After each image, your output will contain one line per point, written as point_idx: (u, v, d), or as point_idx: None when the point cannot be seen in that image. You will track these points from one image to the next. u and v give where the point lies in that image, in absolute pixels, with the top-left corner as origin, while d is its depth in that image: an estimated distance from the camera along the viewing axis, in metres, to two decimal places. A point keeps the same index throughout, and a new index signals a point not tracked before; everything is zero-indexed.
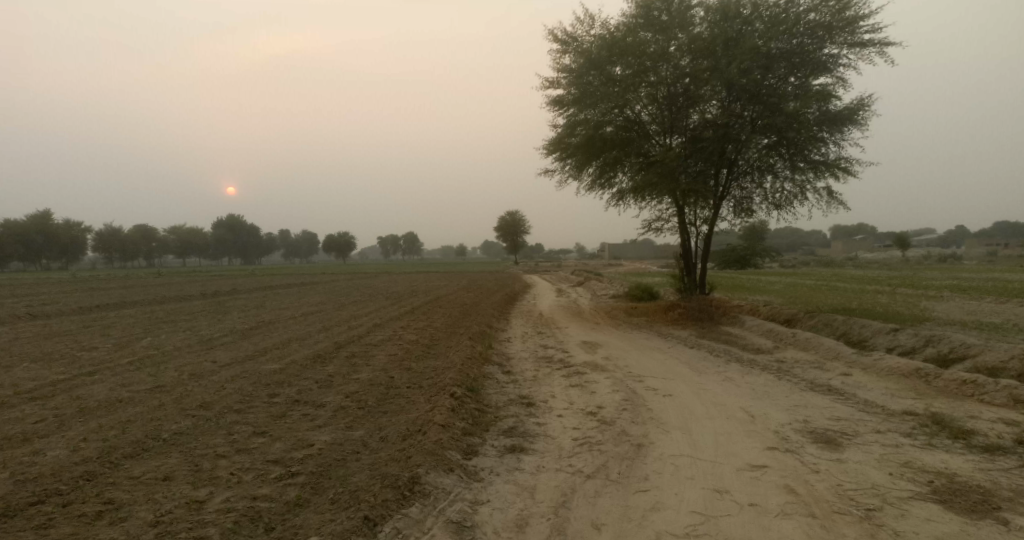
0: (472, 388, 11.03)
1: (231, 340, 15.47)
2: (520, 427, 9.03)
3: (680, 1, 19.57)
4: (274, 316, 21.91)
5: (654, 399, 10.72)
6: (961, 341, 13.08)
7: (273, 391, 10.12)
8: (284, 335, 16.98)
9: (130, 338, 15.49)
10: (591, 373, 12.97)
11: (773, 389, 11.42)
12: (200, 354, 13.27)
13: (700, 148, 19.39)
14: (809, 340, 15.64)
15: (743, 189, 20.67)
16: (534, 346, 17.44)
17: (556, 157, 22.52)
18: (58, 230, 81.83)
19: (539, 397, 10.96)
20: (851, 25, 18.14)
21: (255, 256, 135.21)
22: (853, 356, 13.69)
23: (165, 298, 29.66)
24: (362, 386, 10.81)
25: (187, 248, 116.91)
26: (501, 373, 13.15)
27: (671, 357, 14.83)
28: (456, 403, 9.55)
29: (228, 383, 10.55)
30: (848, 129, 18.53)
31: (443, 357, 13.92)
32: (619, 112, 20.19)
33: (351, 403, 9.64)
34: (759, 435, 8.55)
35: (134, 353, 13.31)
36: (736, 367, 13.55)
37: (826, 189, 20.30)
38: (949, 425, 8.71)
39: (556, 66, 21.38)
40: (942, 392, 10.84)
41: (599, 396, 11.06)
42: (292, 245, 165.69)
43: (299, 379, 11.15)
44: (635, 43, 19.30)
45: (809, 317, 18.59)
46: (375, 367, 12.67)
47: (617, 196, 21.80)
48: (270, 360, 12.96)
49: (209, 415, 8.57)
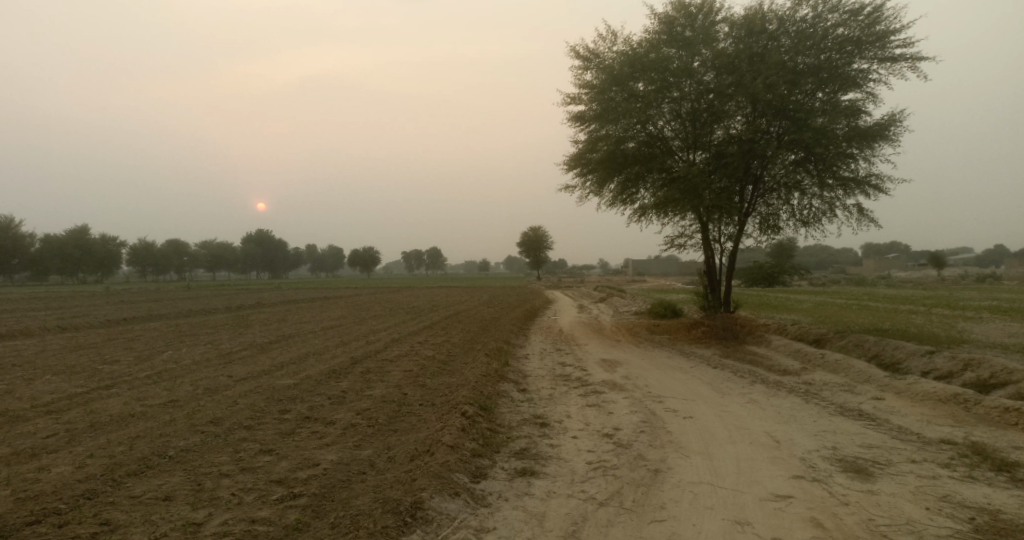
0: (485, 407, 10.75)
1: (250, 354, 15.37)
2: (532, 449, 8.72)
3: (704, 17, 19.32)
4: (295, 330, 21.84)
5: (674, 422, 10.33)
6: (1001, 365, 12.50)
7: (284, 407, 9.93)
8: (303, 349, 16.84)
9: (151, 352, 15.48)
10: (609, 393, 12.62)
11: (799, 413, 10.97)
12: (218, 369, 13.17)
13: (724, 164, 18.98)
14: (839, 362, 15.12)
15: (769, 206, 20.23)
16: (553, 363, 17.13)
17: (577, 173, 22.23)
18: (94, 244, 83.65)
19: (554, 417, 10.64)
20: (882, 39, 17.68)
21: (284, 270, 136.86)
22: (885, 379, 13.17)
23: (191, 311, 29.88)
24: (374, 403, 10.56)
25: (217, 262, 118.61)
26: (517, 391, 12.85)
27: (694, 377, 14.42)
28: (467, 423, 9.27)
29: (240, 398, 10.38)
30: (879, 145, 18.01)
31: (458, 374, 13.68)
32: (641, 127, 19.90)
33: (362, 420, 9.41)
34: (784, 462, 8.13)
35: (152, 366, 13.25)
36: (761, 389, 13.08)
37: (856, 206, 19.77)
38: (991, 456, 8.21)
39: (578, 81, 21.19)
40: (982, 420, 10.31)
41: (616, 417, 10.71)
42: (320, 259, 167.33)
43: (312, 395, 10.95)
44: (658, 59, 19.14)
45: (839, 337, 18.04)
46: (390, 383, 12.43)
47: (639, 212, 21.48)
48: (286, 375, 12.80)
49: (217, 431, 8.38)
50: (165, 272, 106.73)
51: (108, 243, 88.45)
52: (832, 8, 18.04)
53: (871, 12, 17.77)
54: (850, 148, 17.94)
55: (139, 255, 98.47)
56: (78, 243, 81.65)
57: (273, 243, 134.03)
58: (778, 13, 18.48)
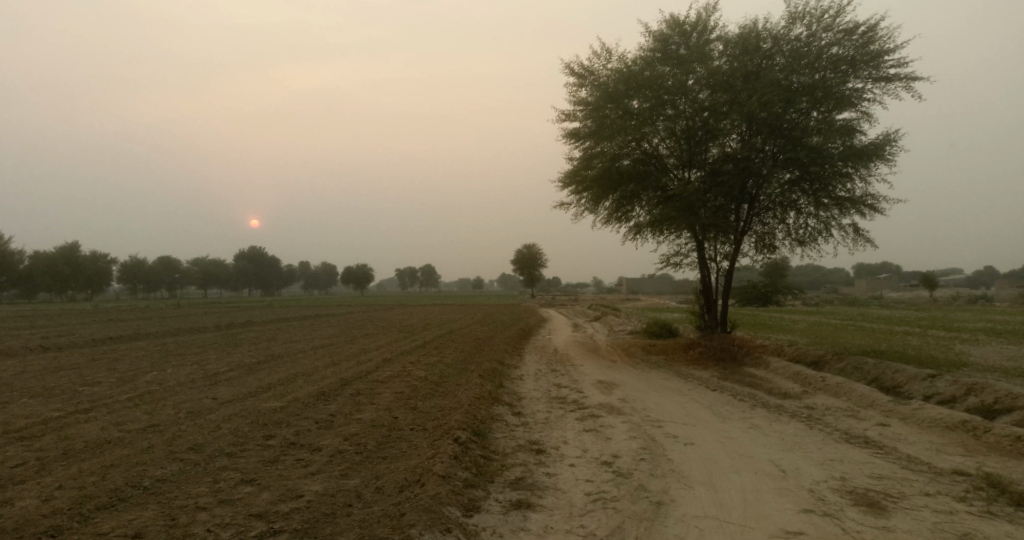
0: (478, 432, 10.35)
1: (237, 375, 14.95)
2: (528, 479, 8.32)
3: (699, 36, 19.23)
4: (284, 350, 21.36)
5: (675, 449, 9.96)
6: (1006, 390, 12.20)
7: (270, 432, 9.52)
8: (291, 369, 16.42)
9: (134, 373, 14.99)
10: (606, 417, 12.24)
11: (803, 439, 10.60)
12: (202, 390, 12.73)
13: (720, 183, 18.75)
14: (840, 385, 14.78)
15: (765, 224, 20.02)
16: (548, 384, 16.75)
17: (572, 191, 21.98)
18: (84, 261, 82.90)
19: (550, 443, 10.25)
20: (876, 59, 17.55)
21: (276, 287, 136.18)
22: (888, 404, 12.83)
23: (179, 329, 29.37)
24: (363, 427, 10.16)
25: (208, 280, 117.89)
26: (511, 414, 12.45)
27: (692, 400, 14.04)
28: (459, 450, 8.87)
29: (224, 423, 9.95)
30: (875, 164, 17.78)
31: (450, 395, 13.29)
32: (636, 145, 19.62)
33: (350, 447, 8.99)
34: (793, 495, 7.77)
35: (135, 388, 12.79)
36: (762, 414, 12.71)
37: (852, 226, 19.58)
38: (1007, 490, 7.88)
39: (573, 99, 21.02)
40: (992, 448, 9.98)
41: (614, 443, 10.33)
42: (312, 276, 166.56)
43: (299, 419, 10.52)
44: (653, 77, 19.00)
45: (838, 359, 17.71)
46: (379, 406, 12.02)
47: (635, 230, 21.26)
48: (273, 397, 12.38)
49: (197, 459, 7.95)
50: (156, 290, 105.84)
51: (99, 260, 87.87)
52: (827, 27, 17.95)
53: (865, 31, 17.66)
54: (846, 168, 17.74)
55: (129, 270, 97.54)
56: (68, 259, 80.99)
57: (265, 260, 133.36)
58: (773, 32, 18.42)
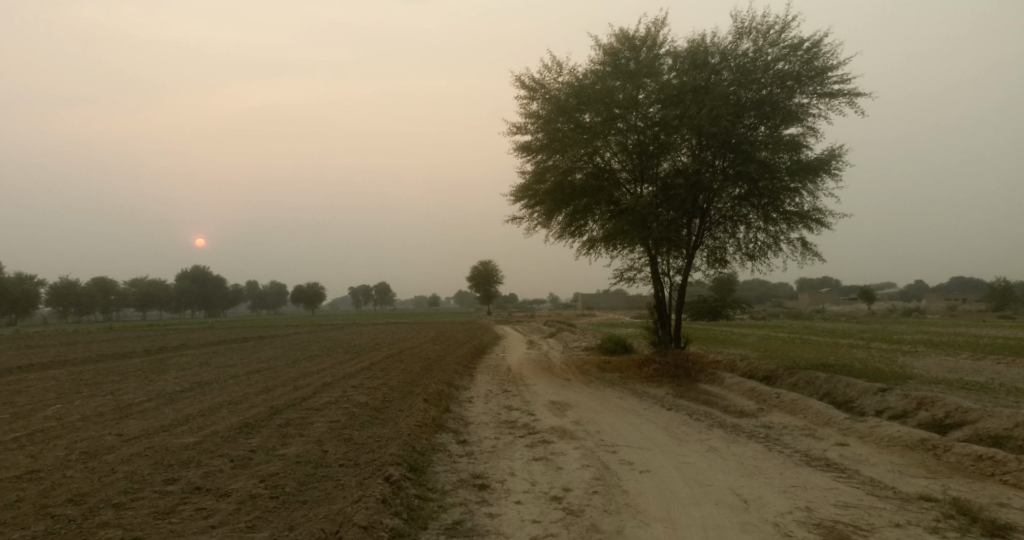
0: (416, 466, 9.39)
1: (153, 406, 13.59)
2: (467, 522, 7.42)
3: (648, 51, 18.77)
4: (215, 375, 19.91)
5: (629, 478, 9.17)
6: (957, 404, 11.85)
7: (172, 475, 8.35)
8: (217, 398, 15.10)
9: (35, 407, 13.46)
10: (557, 443, 11.41)
11: (764, 463, 9.94)
12: (109, 426, 11.42)
13: (672, 196, 18.21)
14: (796, 402, 14.27)
15: (716, 239, 19.66)
16: (497, 406, 15.83)
17: (524, 204, 21.27)
18: (9, 284, 78.14)
19: (496, 477, 9.34)
20: (820, 75, 17.41)
21: (221, 308, 131.65)
22: (845, 422, 12.33)
23: (103, 355, 27.37)
24: (284, 466, 9.07)
25: (147, 303, 112.95)
26: (454, 443, 11.49)
27: (648, 421, 13.29)
28: (390, 491, 7.90)
29: (121, 465, 8.75)
30: (821, 179, 17.55)
31: (390, 424, 12.25)
32: (588, 159, 19.04)
33: (266, 490, 7.92)
34: (757, 531, 7.05)
35: (29, 426, 11.37)
36: (720, 435, 12.02)
37: (800, 240, 19.38)
38: (980, 518, 7.37)
39: (523, 112, 20.35)
40: (955, 470, 9.49)
41: (566, 473, 9.46)
42: (259, 296, 161.70)
43: (212, 457, 9.37)
44: (603, 91, 18.47)
45: (790, 374, 17.30)
46: (309, 438, 10.93)
47: (588, 245, 20.65)
48: (189, 431, 11.15)
49: (73, 514, 6.80)
50: (91, 315, 100.82)
51: (27, 283, 83.34)
52: (772, 42, 17.76)
53: (810, 47, 17.54)
54: (793, 183, 17.44)
55: (61, 294, 92.88)
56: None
57: (210, 281, 129.48)
58: (720, 47, 18.10)
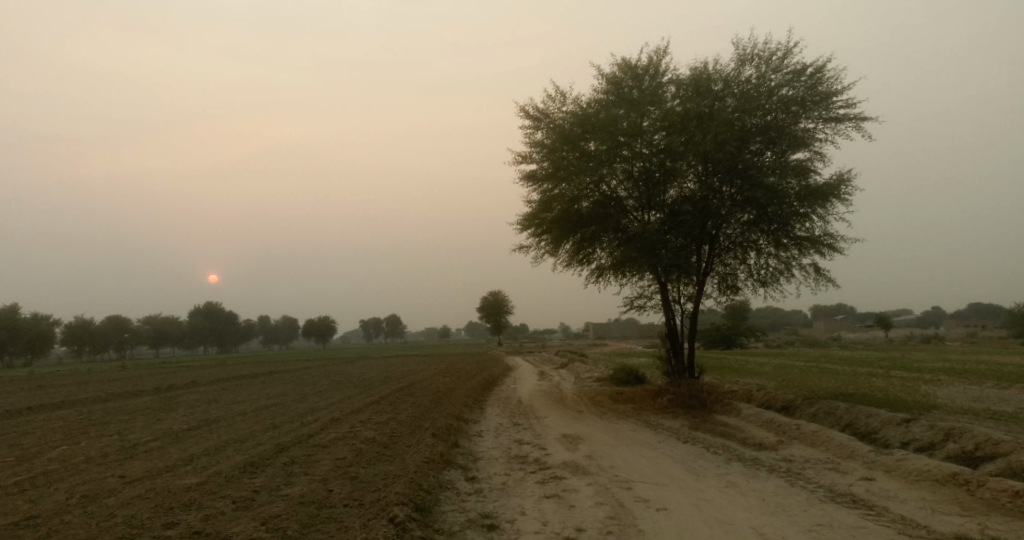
0: (421, 505, 9.02)
1: (157, 446, 13.28)
2: None
3: (651, 79, 18.69)
4: (222, 413, 19.60)
5: (646, 517, 8.77)
6: (986, 435, 11.37)
7: (171, 519, 8.04)
8: (223, 436, 14.80)
9: (38, 449, 13.18)
10: (569, 479, 11.01)
11: (786, 500, 9.51)
12: (110, 467, 11.13)
13: (680, 222, 17.91)
14: (816, 434, 13.80)
15: (727, 265, 19.34)
16: (508, 440, 15.42)
17: (531, 233, 21.05)
18: (23, 324, 78.46)
19: (505, 517, 8.95)
20: (825, 100, 17.24)
21: (233, 344, 131.64)
22: (869, 455, 11.86)
23: (113, 394, 27.13)
24: (286, 507, 8.74)
25: (160, 340, 113.13)
26: (463, 481, 11.10)
27: (664, 455, 12.85)
28: (395, 534, 7.54)
29: (120, 509, 8.46)
30: (831, 204, 17.27)
31: (396, 460, 11.89)
32: (595, 187, 18.85)
33: (265, 534, 7.58)
34: None
35: (29, 470, 11.09)
36: (738, 469, 11.57)
37: (812, 266, 19.02)
38: None
39: (529, 141, 20.26)
40: (990, 506, 9.02)
41: (578, 512, 9.07)
42: (271, 331, 161.74)
43: (213, 499, 9.06)
44: (607, 120, 18.33)
45: (809, 404, 16.80)
46: (313, 477, 10.60)
47: (597, 273, 20.37)
48: (192, 471, 10.85)
49: None
50: (104, 353, 100.96)
51: (41, 322, 83.70)
52: (775, 69, 17.64)
53: (813, 73, 17.41)
54: (803, 208, 17.15)
55: (75, 333, 93.13)
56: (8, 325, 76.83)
57: (222, 316, 129.76)
58: (723, 74, 18.00)
